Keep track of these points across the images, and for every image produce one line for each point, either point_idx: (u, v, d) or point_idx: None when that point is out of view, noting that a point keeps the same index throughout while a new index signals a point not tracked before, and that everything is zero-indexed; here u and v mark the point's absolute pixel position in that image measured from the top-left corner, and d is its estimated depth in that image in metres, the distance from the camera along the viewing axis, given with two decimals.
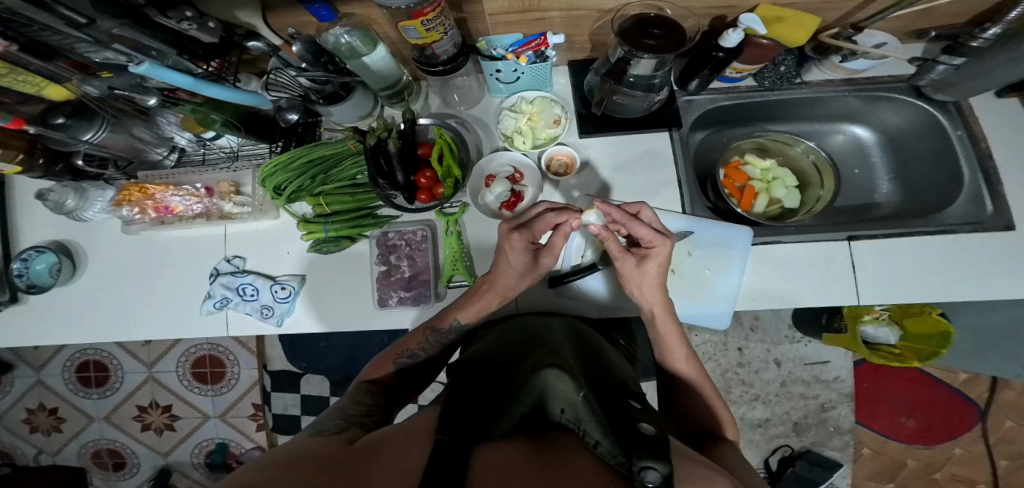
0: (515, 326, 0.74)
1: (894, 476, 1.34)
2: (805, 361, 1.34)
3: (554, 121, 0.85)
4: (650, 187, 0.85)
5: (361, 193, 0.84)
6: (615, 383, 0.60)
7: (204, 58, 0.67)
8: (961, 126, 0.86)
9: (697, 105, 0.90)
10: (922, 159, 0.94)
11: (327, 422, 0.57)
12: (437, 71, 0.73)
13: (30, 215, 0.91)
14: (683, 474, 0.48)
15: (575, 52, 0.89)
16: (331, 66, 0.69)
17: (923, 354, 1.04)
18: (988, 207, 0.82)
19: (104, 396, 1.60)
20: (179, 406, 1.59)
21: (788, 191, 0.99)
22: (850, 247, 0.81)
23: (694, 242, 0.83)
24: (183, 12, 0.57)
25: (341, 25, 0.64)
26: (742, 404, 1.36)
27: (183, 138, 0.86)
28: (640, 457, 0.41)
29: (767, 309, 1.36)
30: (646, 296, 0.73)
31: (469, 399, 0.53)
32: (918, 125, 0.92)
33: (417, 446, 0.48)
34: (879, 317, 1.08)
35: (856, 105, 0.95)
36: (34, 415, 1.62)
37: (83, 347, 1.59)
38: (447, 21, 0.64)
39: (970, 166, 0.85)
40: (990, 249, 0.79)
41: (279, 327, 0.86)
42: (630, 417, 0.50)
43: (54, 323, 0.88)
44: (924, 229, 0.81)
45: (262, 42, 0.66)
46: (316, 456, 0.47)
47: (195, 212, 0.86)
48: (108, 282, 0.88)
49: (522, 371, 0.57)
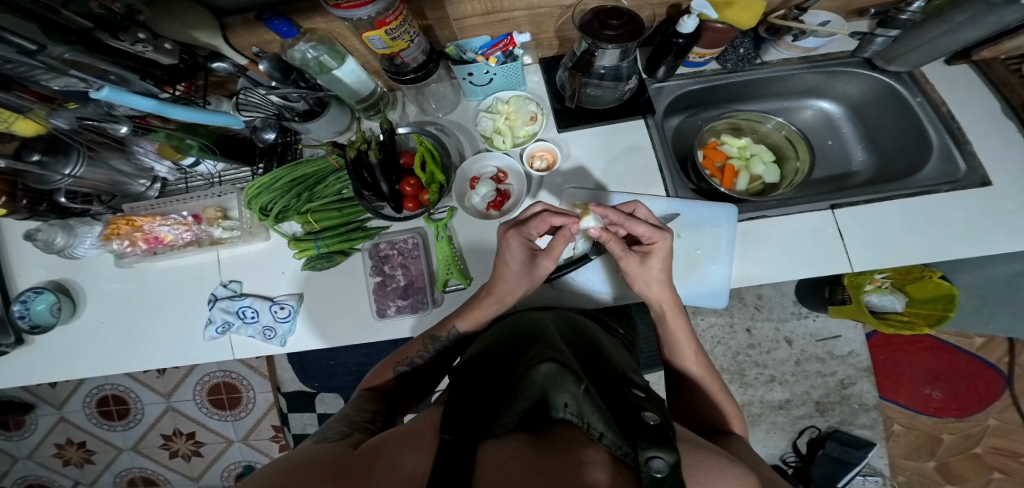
0: (514, 322, 0.73)
1: (933, 453, 1.29)
2: (815, 337, 1.31)
3: (530, 118, 0.85)
4: (632, 175, 0.84)
5: (348, 207, 0.84)
6: (616, 373, 0.59)
7: (169, 82, 0.67)
8: (919, 93, 0.84)
9: (667, 91, 0.88)
10: (885, 125, 0.92)
11: (332, 429, 0.56)
12: (409, 79, 0.73)
13: (31, 256, 0.92)
14: (693, 462, 0.47)
15: (544, 49, 0.87)
16: (302, 84, 0.69)
17: (931, 318, 0.97)
18: (960, 165, 0.79)
19: (127, 427, 1.63)
20: (202, 432, 1.61)
21: (766, 167, 0.97)
22: (834, 216, 0.79)
23: (682, 224, 0.81)
24: (136, 35, 0.56)
25: (306, 40, 0.64)
26: (759, 386, 1.33)
27: (162, 168, 0.87)
28: (646, 446, 0.42)
29: (768, 286, 1.34)
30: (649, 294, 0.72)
31: (466, 401, 0.52)
32: (880, 95, 0.90)
33: (418, 452, 0.46)
34: (880, 285, 1.06)
35: (817, 79, 0.93)
36: (64, 450, 1.65)
37: (101, 382, 1.61)
38: (412, 29, 0.63)
39: (935, 129, 0.83)
40: (1002, 206, 0.76)
41: (283, 347, 0.86)
42: (634, 406, 0.50)
43: (66, 360, 0.89)
44: (901, 193, 0.79)
45: (227, 63, 0.66)
46: (319, 464, 0.46)
47: (186, 240, 0.87)
48: (113, 315, 0.89)
49: (519, 363, 0.55)
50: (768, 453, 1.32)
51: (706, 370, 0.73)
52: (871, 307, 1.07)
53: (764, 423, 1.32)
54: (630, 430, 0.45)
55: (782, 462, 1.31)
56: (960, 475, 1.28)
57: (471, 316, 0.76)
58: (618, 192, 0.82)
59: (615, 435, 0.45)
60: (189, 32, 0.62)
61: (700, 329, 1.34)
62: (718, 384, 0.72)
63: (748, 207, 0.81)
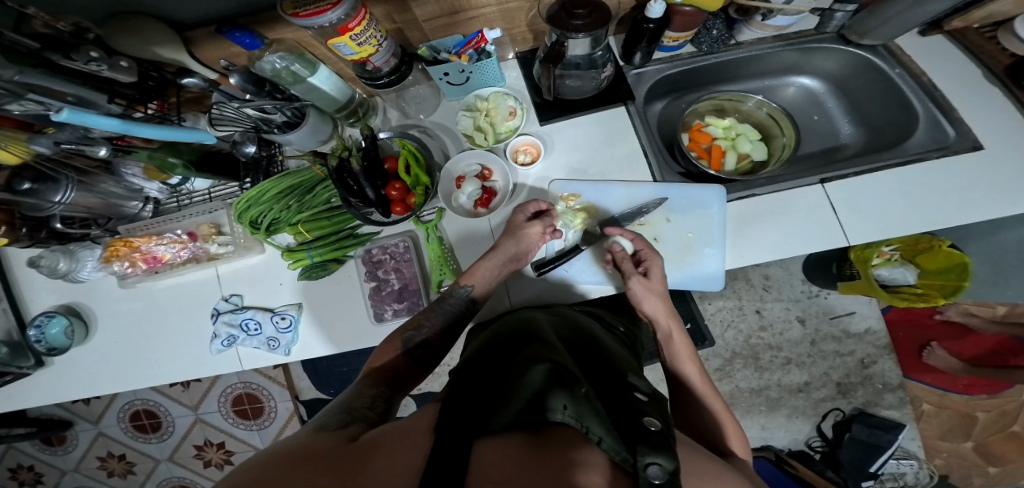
0: (513, 320, 0.72)
1: (970, 434, 1.24)
2: (829, 315, 1.27)
3: (510, 113, 0.85)
4: (617, 163, 0.83)
5: (337, 215, 0.85)
6: (617, 375, 0.58)
7: (140, 101, 0.69)
8: (897, 64, 0.81)
9: (647, 78, 0.86)
10: (870, 98, 0.89)
11: (330, 417, 0.56)
12: (383, 83, 0.73)
13: (46, 282, 0.95)
14: (690, 470, 0.45)
15: (518, 44, 0.87)
16: (277, 95, 0.69)
17: (946, 290, 0.94)
18: (949, 131, 0.76)
19: (162, 439, 1.69)
20: (230, 442, 1.66)
21: (753, 145, 0.94)
22: (824, 190, 0.77)
23: (671, 209, 0.80)
24: (90, 53, 0.57)
25: (273, 52, 0.65)
26: (775, 369, 1.29)
27: (153, 189, 0.88)
28: (645, 452, 0.40)
29: (776, 266, 1.30)
30: (652, 311, 0.74)
31: (462, 396, 0.50)
32: (859, 68, 0.87)
33: (411, 452, 0.45)
34: (890, 259, 1.02)
35: (797, 55, 0.89)
36: (106, 462, 1.72)
37: (131, 398, 1.67)
38: (378, 32, 0.63)
39: (917, 98, 0.80)
40: (1009, 173, 0.72)
41: (288, 356, 0.88)
42: (635, 411, 0.48)
43: (90, 377, 0.93)
44: (892, 162, 0.76)
45: (197, 78, 0.67)
46: (312, 457, 0.46)
47: (184, 258, 0.89)
48: (131, 332, 0.92)
49: (520, 362, 0.54)
50: (793, 439, 1.29)
51: (699, 371, 0.73)
52: (881, 282, 1.03)
53: (784, 408, 1.29)
54: (628, 436, 0.44)
55: (808, 447, 1.28)
56: (1001, 457, 1.23)
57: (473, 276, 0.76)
58: (607, 182, 0.82)
59: (612, 440, 0.44)
60: (151, 48, 0.62)
61: (708, 314, 1.31)
62: (712, 388, 0.71)
63: (737, 187, 0.79)
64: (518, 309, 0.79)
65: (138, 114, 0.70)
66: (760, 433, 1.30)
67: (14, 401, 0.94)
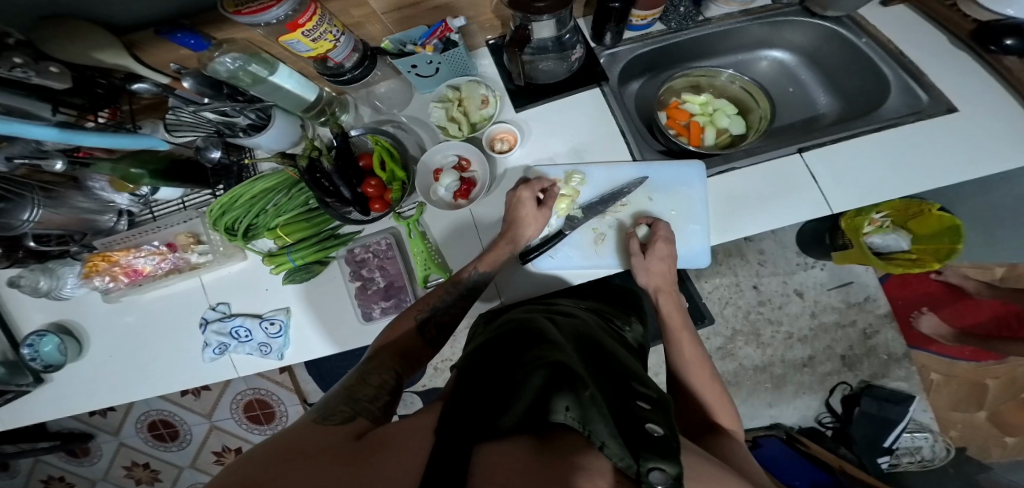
0: (513, 318, 0.69)
1: (982, 402, 1.21)
2: (827, 286, 1.25)
3: (483, 101, 0.83)
4: (596, 145, 0.82)
5: (316, 216, 0.84)
6: (620, 377, 0.56)
7: (90, 109, 0.67)
8: (863, 34, 0.81)
9: (621, 58, 0.84)
10: (841, 67, 0.88)
11: (335, 408, 0.51)
12: (347, 78, 0.71)
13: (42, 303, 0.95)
14: (692, 476, 0.43)
15: (489, 31, 0.84)
16: (238, 97, 0.68)
17: (939, 253, 0.91)
18: (922, 96, 0.75)
19: (182, 447, 1.71)
20: (247, 447, 1.68)
21: (731, 119, 0.92)
22: (803, 160, 0.75)
23: (652, 187, 0.78)
24: (13, 60, 0.53)
25: (223, 51, 0.65)
26: (777, 344, 1.27)
27: (123, 200, 0.86)
28: (648, 457, 0.39)
29: (769, 239, 1.27)
30: (655, 282, 0.74)
31: (466, 392, 0.47)
32: (827, 39, 0.87)
33: (413, 455, 0.41)
34: (881, 225, 0.98)
35: (766, 29, 0.89)
36: (134, 470, 1.74)
37: (147, 409, 1.68)
38: (334, 27, 0.61)
39: (889, 67, 0.79)
40: (995, 137, 0.70)
41: (281, 360, 0.88)
42: (637, 417, 0.46)
43: (92, 392, 0.93)
44: (867, 128, 0.74)
45: (148, 84, 0.64)
46: (315, 451, 0.42)
47: (166, 269, 0.89)
48: (132, 345, 0.92)
49: (523, 363, 0.51)
50: (803, 416, 1.26)
51: (693, 342, 0.70)
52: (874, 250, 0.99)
53: (790, 384, 1.27)
54: (632, 440, 0.42)
55: (818, 423, 1.26)
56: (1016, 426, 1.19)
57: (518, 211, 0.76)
58: (589, 165, 0.81)
59: (617, 445, 0.41)
60: (89, 54, 0.60)
61: (706, 293, 1.29)
62: (702, 357, 0.68)
63: (716, 161, 0.76)
64: (511, 309, 0.77)
65: (89, 124, 0.69)
66: (768, 411, 1.28)
67: (20, 419, 0.95)
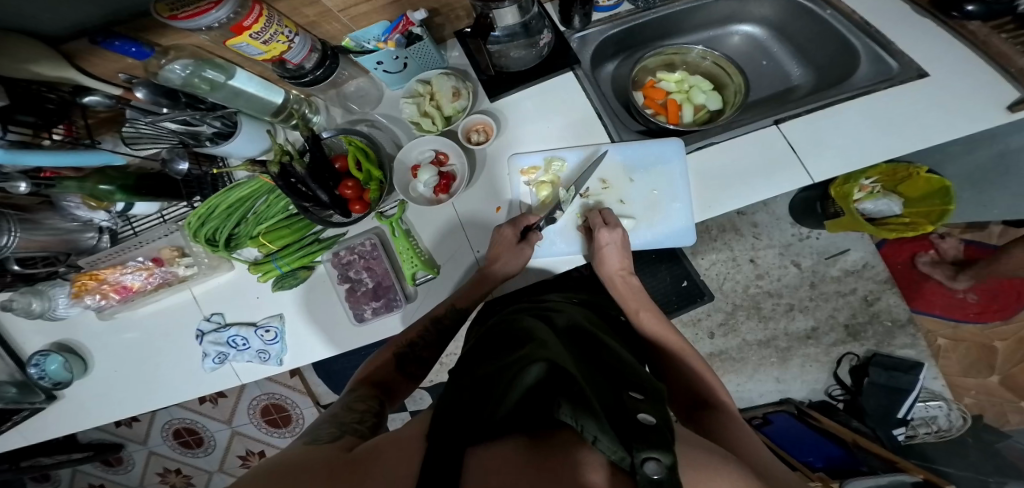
0: (506, 322, 0.66)
1: (993, 366, 1.19)
2: (825, 255, 1.22)
3: (454, 94, 0.80)
4: (572, 129, 0.79)
5: (298, 222, 0.83)
6: (615, 371, 0.52)
7: (43, 127, 0.63)
8: (828, 6, 0.80)
9: (590, 41, 0.83)
10: (810, 40, 0.86)
11: (323, 430, 0.53)
12: (308, 79, 0.70)
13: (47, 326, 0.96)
14: (687, 462, 0.38)
15: (454, 21, 0.82)
16: (199, 105, 0.66)
17: (934, 217, 0.87)
18: (892, 65, 0.72)
19: (209, 452, 1.76)
20: (270, 450, 1.72)
21: (708, 95, 0.88)
22: (780, 131, 0.72)
23: (632, 168, 0.76)
24: None
25: (175, 60, 0.65)
26: (780, 317, 1.24)
27: (102, 218, 0.86)
28: (641, 446, 0.35)
29: (762, 211, 1.24)
30: (608, 271, 0.74)
31: (448, 409, 0.45)
32: (794, 11, 0.85)
33: (400, 471, 0.39)
34: (873, 191, 0.93)
35: (735, 1, 0.87)
36: (168, 475, 1.80)
37: (171, 417, 1.72)
38: (285, 27, 0.60)
39: (856, 38, 0.77)
40: (985, 94, 0.67)
41: (280, 366, 0.89)
42: (629, 408, 0.42)
43: (103, 407, 0.95)
44: (839, 97, 0.72)
45: (98, 95, 0.64)
46: (309, 467, 0.44)
47: (154, 285, 0.90)
48: (138, 358, 0.94)
49: (509, 366, 0.48)
50: (812, 389, 1.24)
51: (655, 318, 0.72)
52: (867, 216, 0.94)
53: (796, 357, 1.24)
54: (625, 431, 0.37)
55: (828, 396, 1.23)
56: None
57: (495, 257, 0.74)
58: (570, 149, 0.79)
59: (610, 439, 0.36)
60: (24, 66, 0.58)
61: (703, 270, 1.26)
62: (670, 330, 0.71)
63: (694, 137, 0.74)
64: (509, 313, 0.73)
65: (46, 142, 0.64)
66: (775, 385, 1.25)
67: (40, 435, 0.98)
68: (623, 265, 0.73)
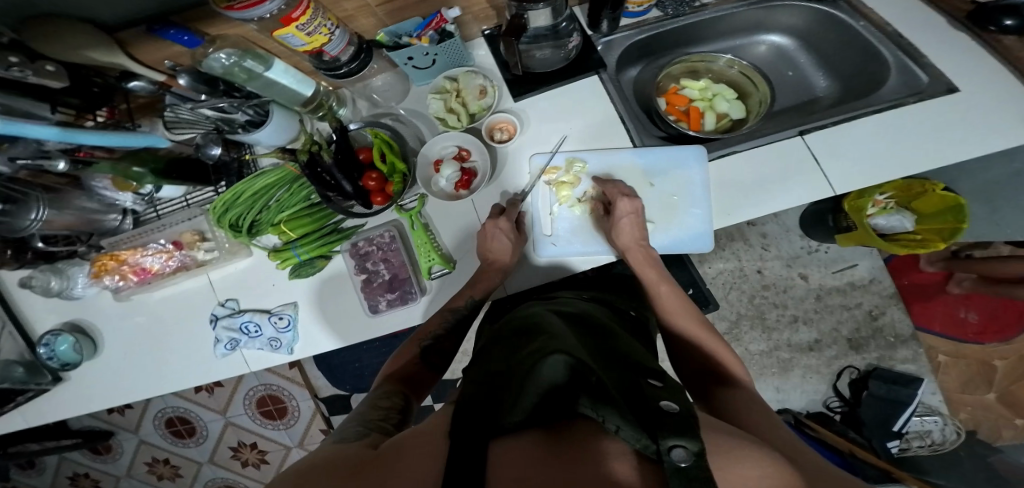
0: (519, 315, 0.66)
1: (991, 383, 1.22)
2: (832, 269, 1.24)
3: (480, 92, 0.82)
4: (595, 132, 0.81)
5: (318, 211, 0.84)
6: (629, 361, 0.52)
7: (86, 109, 0.70)
8: (861, 17, 0.82)
9: (615, 46, 0.85)
10: (839, 49, 0.88)
11: (349, 429, 0.53)
12: (343, 72, 0.72)
13: (57, 307, 0.97)
14: (711, 447, 0.39)
15: (483, 21, 0.83)
16: (234, 94, 0.70)
17: (946, 232, 0.89)
18: (920, 77, 0.75)
19: (199, 443, 1.74)
20: (263, 442, 1.71)
21: (731, 104, 0.91)
22: (805, 142, 0.74)
23: (650, 171, 0.78)
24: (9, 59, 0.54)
25: (219, 49, 0.66)
26: (783, 328, 1.27)
27: (127, 200, 0.88)
28: (666, 434, 0.35)
29: (772, 222, 1.26)
30: (625, 243, 0.73)
31: (466, 402, 0.45)
32: (823, 20, 0.87)
33: (425, 464, 0.39)
34: (886, 206, 0.95)
35: (762, 11, 0.89)
36: (154, 466, 1.78)
37: (163, 406, 1.72)
38: (328, 20, 0.61)
39: (887, 49, 0.79)
40: (996, 114, 0.70)
41: (290, 355, 0.89)
42: (648, 396, 0.42)
43: (108, 390, 0.95)
44: (867, 110, 0.73)
45: (142, 81, 0.69)
46: (336, 466, 0.44)
47: (173, 268, 0.91)
48: (147, 343, 0.94)
49: (524, 358, 0.48)
50: (810, 400, 1.26)
51: (673, 291, 0.72)
52: (878, 231, 0.97)
53: (798, 368, 1.26)
54: (647, 420, 0.37)
55: (827, 408, 1.25)
56: None
57: (491, 246, 0.75)
58: (593, 150, 0.80)
59: (633, 427, 0.36)
60: (80, 52, 0.61)
61: (710, 278, 1.28)
62: (685, 304, 0.71)
63: (716, 145, 0.76)
64: (521, 306, 0.73)
65: (89, 123, 0.71)
66: (775, 395, 1.27)
67: (39, 417, 0.97)
68: (640, 235, 0.72)
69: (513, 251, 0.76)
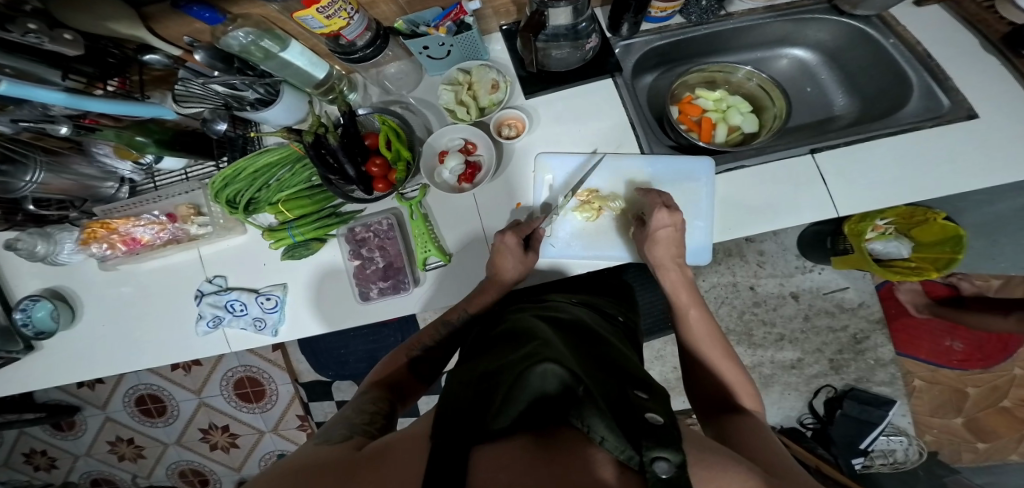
0: (512, 319, 0.66)
1: (961, 409, 1.24)
2: (823, 291, 1.26)
3: (492, 86, 0.82)
4: (605, 136, 0.82)
5: (318, 193, 0.83)
6: (618, 369, 0.52)
7: (100, 78, 0.67)
8: (892, 35, 0.83)
9: (635, 49, 0.86)
10: (863, 67, 0.90)
11: (334, 432, 0.52)
12: (358, 57, 0.71)
13: (37, 273, 0.94)
14: (694, 461, 0.39)
15: (502, 16, 0.83)
16: (248, 71, 0.69)
17: (941, 263, 0.92)
18: (943, 101, 0.77)
19: (168, 424, 1.70)
20: (234, 425, 1.68)
21: (744, 117, 0.93)
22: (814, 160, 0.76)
23: (656, 181, 0.79)
24: (26, 25, 0.53)
25: (238, 26, 0.65)
26: (768, 346, 1.29)
27: (126, 169, 0.86)
28: (649, 445, 0.35)
29: (771, 241, 1.27)
30: (660, 256, 0.72)
31: (454, 401, 0.45)
32: (850, 37, 0.89)
33: (410, 463, 0.39)
34: (885, 232, 0.98)
35: (790, 25, 0.91)
36: (116, 446, 1.73)
37: (134, 384, 1.67)
38: (348, 4, 0.60)
39: (913, 69, 0.81)
40: (989, 150, 0.72)
41: (275, 337, 0.88)
42: (635, 406, 0.42)
43: (81, 363, 0.92)
44: (884, 131, 0.75)
45: (159, 55, 0.67)
46: (321, 469, 0.43)
47: (164, 240, 0.89)
48: (128, 317, 0.92)
49: (513, 360, 0.48)
50: (785, 416, 1.30)
51: (704, 316, 0.70)
52: (874, 255, 1.01)
53: (777, 384, 1.30)
54: (631, 429, 0.37)
55: (800, 424, 1.29)
56: (991, 432, 1.23)
57: (500, 263, 0.74)
58: (608, 156, 0.81)
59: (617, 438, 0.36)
60: (105, 23, 0.63)
61: (703, 291, 1.30)
62: (714, 330, 0.69)
63: (725, 159, 0.77)
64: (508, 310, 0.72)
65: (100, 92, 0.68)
66: None
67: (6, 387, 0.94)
68: (676, 251, 0.71)
69: (520, 269, 0.76)
